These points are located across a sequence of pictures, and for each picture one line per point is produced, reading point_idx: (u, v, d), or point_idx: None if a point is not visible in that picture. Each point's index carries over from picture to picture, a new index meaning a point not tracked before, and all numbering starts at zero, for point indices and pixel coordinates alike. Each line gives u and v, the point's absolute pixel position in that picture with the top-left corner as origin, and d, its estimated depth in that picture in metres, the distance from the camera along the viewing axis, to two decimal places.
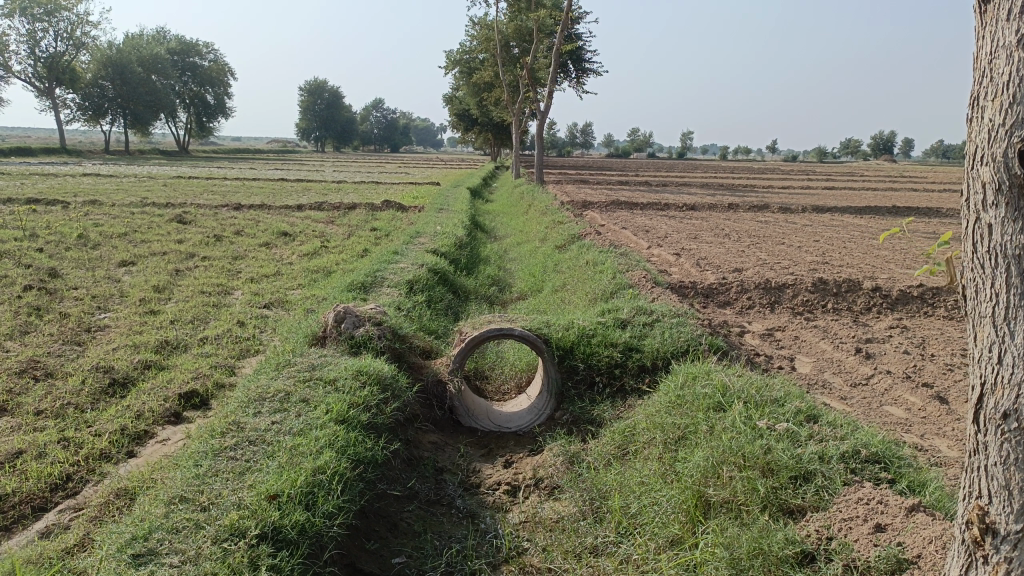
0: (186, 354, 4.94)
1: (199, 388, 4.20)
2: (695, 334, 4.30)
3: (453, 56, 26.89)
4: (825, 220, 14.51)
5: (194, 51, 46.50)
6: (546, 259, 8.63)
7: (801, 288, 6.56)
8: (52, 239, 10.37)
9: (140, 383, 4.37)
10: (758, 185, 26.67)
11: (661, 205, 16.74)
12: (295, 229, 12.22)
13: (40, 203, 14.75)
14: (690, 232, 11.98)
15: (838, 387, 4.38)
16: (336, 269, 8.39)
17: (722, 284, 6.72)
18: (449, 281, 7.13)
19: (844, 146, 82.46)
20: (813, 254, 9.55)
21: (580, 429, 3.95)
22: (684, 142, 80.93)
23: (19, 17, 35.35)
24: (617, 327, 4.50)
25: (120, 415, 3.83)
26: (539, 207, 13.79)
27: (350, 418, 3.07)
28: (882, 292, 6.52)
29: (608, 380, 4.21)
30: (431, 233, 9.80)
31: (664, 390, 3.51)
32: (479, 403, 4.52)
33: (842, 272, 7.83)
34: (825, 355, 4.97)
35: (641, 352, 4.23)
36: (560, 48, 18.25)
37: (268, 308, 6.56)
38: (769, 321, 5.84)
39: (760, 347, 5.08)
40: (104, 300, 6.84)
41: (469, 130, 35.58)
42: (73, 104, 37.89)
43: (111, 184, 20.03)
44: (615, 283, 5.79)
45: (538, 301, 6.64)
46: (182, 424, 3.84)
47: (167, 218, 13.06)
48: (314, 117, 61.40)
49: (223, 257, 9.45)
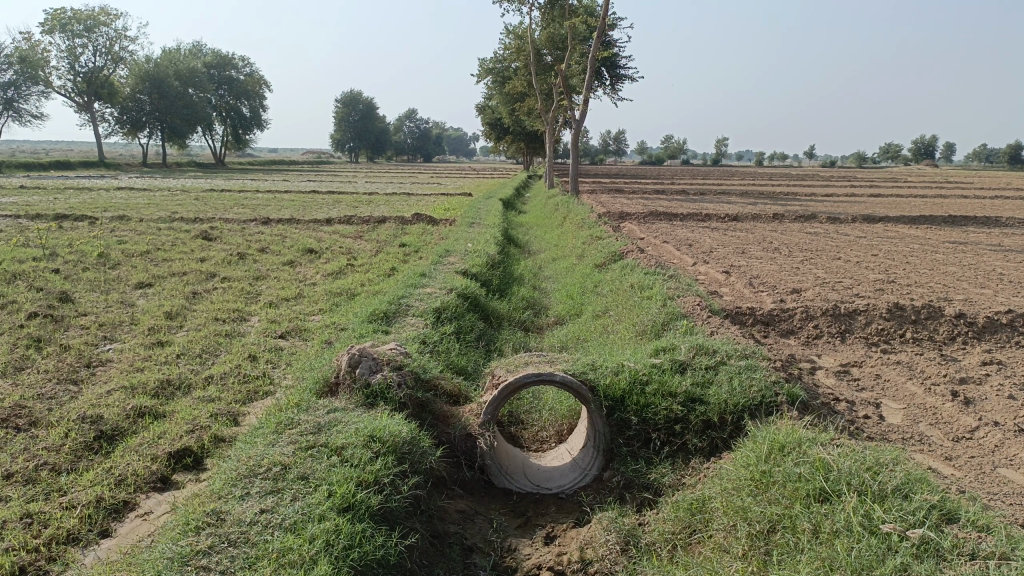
0: (187, 399, 4.40)
1: (193, 444, 3.67)
2: (770, 381, 3.63)
3: (486, 64, 26.37)
4: (880, 232, 13.67)
5: (230, 64, 46.74)
6: (584, 279, 8.03)
7: (874, 315, 5.86)
8: (72, 258, 10.03)
9: (130, 436, 3.84)
10: (801, 193, 25.75)
11: (702, 215, 16.02)
12: (321, 245, 11.76)
13: (67, 219, 14.51)
14: (735, 245, 11.31)
15: (937, 443, 3.70)
16: (360, 291, 7.88)
17: (783, 310, 6.05)
18: (481, 306, 6.55)
19: (884, 150, 80.49)
20: (875, 271, 8.83)
21: (634, 497, 3.35)
22: (719, 148, 79.81)
23: (58, 34, 35.75)
24: (674, 371, 3.85)
25: (99, 481, 3.31)
26: (575, 220, 13.22)
27: (356, 504, 2.50)
28: (967, 319, 5.79)
29: (667, 437, 3.58)
30: (462, 250, 9.23)
31: (742, 458, 2.88)
32: (514, 456, 3.95)
33: (913, 293, 7.11)
34: (915, 399, 4.29)
35: (706, 404, 3.55)
36: (596, 54, 17.64)
37: (284, 337, 6.04)
38: (842, 355, 5.17)
39: (837, 388, 4.43)
40: (112, 329, 6.38)
41: (501, 140, 35.20)
42: (111, 118, 38.27)
43: (142, 198, 19.87)
44: (666, 313, 5.15)
45: (577, 330, 6.04)
46: (169, 493, 3.31)
47: (192, 235, 12.68)
48: (348, 128, 61.55)
49: (245, 277, 9.00)
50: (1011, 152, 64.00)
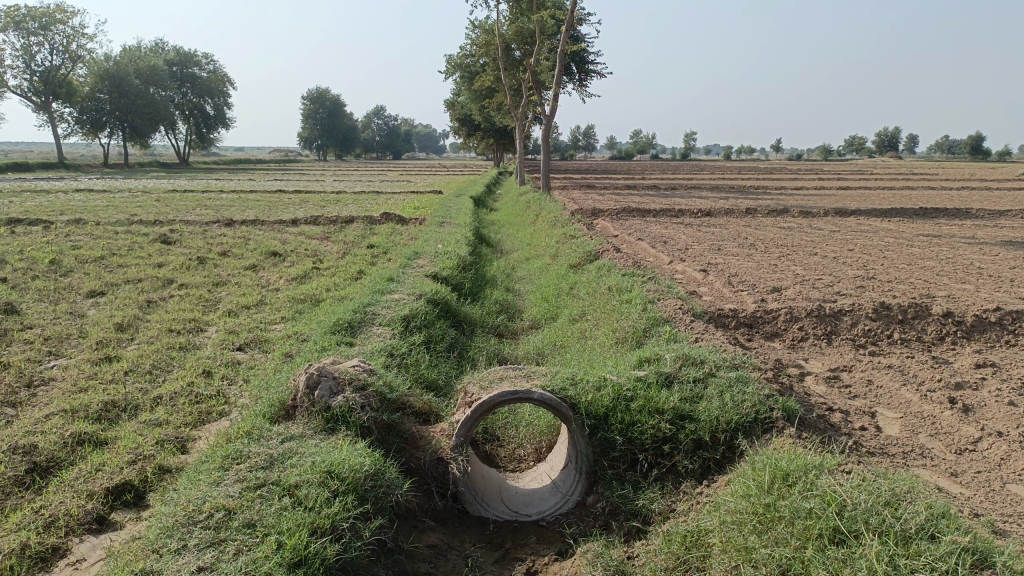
0: (132, 423, 4.04)
1: (133, 478, 3.32)
2: (764, 395, 3.37)
3: (454, 60, 25.96)
4: (854, 226, 13.57)
5: (193, 61, 45.73)
6: (558, 281, 7.77)
7: (860, 315, 5.65)
8: (21, 266, 9.52)
9: (65, 468, 3.47)
10: (772, 187, 25.75)
11: (675, 211, 15.84)
12: (286, 248, 11.37)
13: (20, 223, 13.92)
14: (711, 242, 11.11)
15: (940, 457, 3.47)
16: (326, 297, 7.53)
17: (767, 311, 5.83)
18: (452, 312, 6.25)
19: (849, 142, 81.36)
20: (854, 267, 8.67)
21: (621, 525, 3.08)
22: (687, 142, 80.24)
23: (12, 32, 34.61)
24: (659, 386, 3.57)
25: (24, 525, 2.94)
26: (547, 218, 12.96)
27: (310, 557, 2.21)
28: (955, 318, 5.60)
29: (654, 458, 3.31)
30: (432, 251, 8.90)
31: (741, 485, 2.62)
32: (490, 479, 3.66)
33: (895, 291, 6.94)
34: (912, 408, 4.07)
35: (696, 422, 3.28)
36: (566, 49, 17.35)
37: (243, 349, 5.69)
38: (830, 360, 4.96)
39: (828, 396, 4.21)
40: (57, 343, 5.96)
41: (471, 136, 34.87)
42: (70, 117, 37.25)
43: (102, 200, 19.21)
44: (648, 318, 4.89)
45: (554, 337, 5.77)
46: (106, 535, 2.96)
47: (151, 238, 12.19)
48: (316, 125, 60.73)
49: (204, 283, 8.58)
50: (972, 142, 65.15)
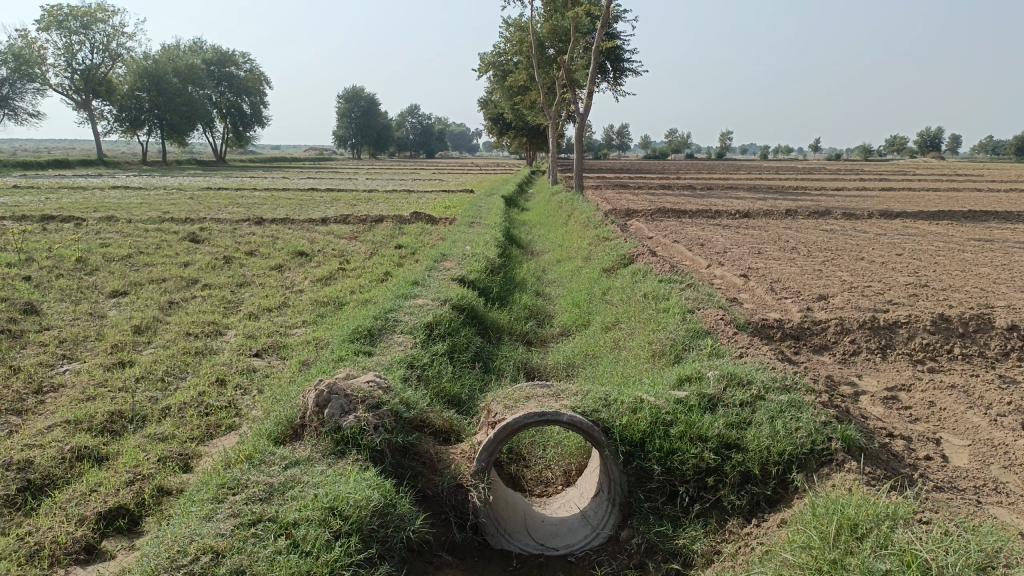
0: (137, 436, 3.82)
1: (128, 501, 3.08)
2: (820, 422, 3.01)
3: (487, 58, 25.73)
4: (900, 229, 13.03)
5: (231, 60, 46.06)
6: (590, 285, 7.45)
7: (917, 328, 5.25)
8: (48, 264, 9.45)
9: (60, 487, 3.25)
10: (811, 188, 25.09)
11: (712, 212, 15.41)
12: (314, 247, 11.19)
13: (53, 220, 13.93)
14: (750, 245, 10.69)
15: (1017, 493, 3.08)
16: (349, 300, 7.30)
17: (815, 322, 5.44)
18: (478, 317, 5.97)
19: (889, 143, 79.68)
20: (903, 273, 8.21)
21: (658, 567, 2.77)
22: (722, 142, 79.35)
23: (55, 31, 35.11)
24: (701, 409, 3.23)
25: (6, 554, 2.71)
26: (579, 219, 12.64)
27: None
28: (1021, 331, 5.16)
29: (697, 492, 3.00)
30: (459, 253, 8.63)
31: (800, 534, 2.29)
32: (513, 505, 3.37)
33: (951, 300, 6.51)
34: (981, 434, 3.68)
35: (743, 452, 2.96)
36: (601, 45, 16.94)
37: (260, 355, 5.47)
38: (886, 377, 4.58)
39: (887, 420, 3.84)
40: (72, 346, 5.79)
41: (503, 135, 34.66)
42: (110, 115, 37.72)
43: (136, 197, 19.28)
44: (687, 330, 4.55)
45: (585, 347, 5.47)
46: (94, 566, 2.73)
47: (179, 237, 12.09)
48: (350, 124, 61.02)
49: (227, 284, 8.41)
50: (1017, 144, 63.47)
